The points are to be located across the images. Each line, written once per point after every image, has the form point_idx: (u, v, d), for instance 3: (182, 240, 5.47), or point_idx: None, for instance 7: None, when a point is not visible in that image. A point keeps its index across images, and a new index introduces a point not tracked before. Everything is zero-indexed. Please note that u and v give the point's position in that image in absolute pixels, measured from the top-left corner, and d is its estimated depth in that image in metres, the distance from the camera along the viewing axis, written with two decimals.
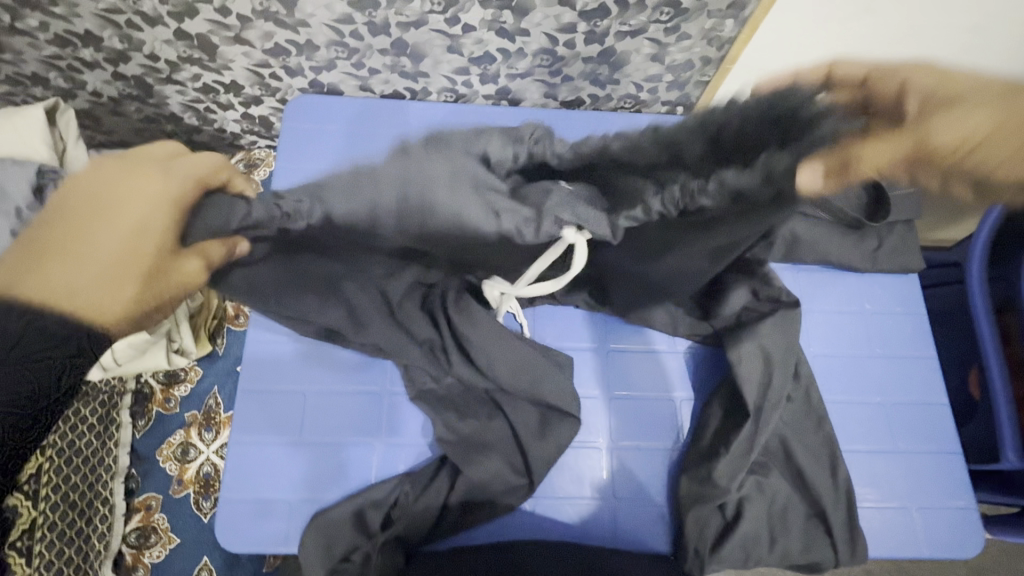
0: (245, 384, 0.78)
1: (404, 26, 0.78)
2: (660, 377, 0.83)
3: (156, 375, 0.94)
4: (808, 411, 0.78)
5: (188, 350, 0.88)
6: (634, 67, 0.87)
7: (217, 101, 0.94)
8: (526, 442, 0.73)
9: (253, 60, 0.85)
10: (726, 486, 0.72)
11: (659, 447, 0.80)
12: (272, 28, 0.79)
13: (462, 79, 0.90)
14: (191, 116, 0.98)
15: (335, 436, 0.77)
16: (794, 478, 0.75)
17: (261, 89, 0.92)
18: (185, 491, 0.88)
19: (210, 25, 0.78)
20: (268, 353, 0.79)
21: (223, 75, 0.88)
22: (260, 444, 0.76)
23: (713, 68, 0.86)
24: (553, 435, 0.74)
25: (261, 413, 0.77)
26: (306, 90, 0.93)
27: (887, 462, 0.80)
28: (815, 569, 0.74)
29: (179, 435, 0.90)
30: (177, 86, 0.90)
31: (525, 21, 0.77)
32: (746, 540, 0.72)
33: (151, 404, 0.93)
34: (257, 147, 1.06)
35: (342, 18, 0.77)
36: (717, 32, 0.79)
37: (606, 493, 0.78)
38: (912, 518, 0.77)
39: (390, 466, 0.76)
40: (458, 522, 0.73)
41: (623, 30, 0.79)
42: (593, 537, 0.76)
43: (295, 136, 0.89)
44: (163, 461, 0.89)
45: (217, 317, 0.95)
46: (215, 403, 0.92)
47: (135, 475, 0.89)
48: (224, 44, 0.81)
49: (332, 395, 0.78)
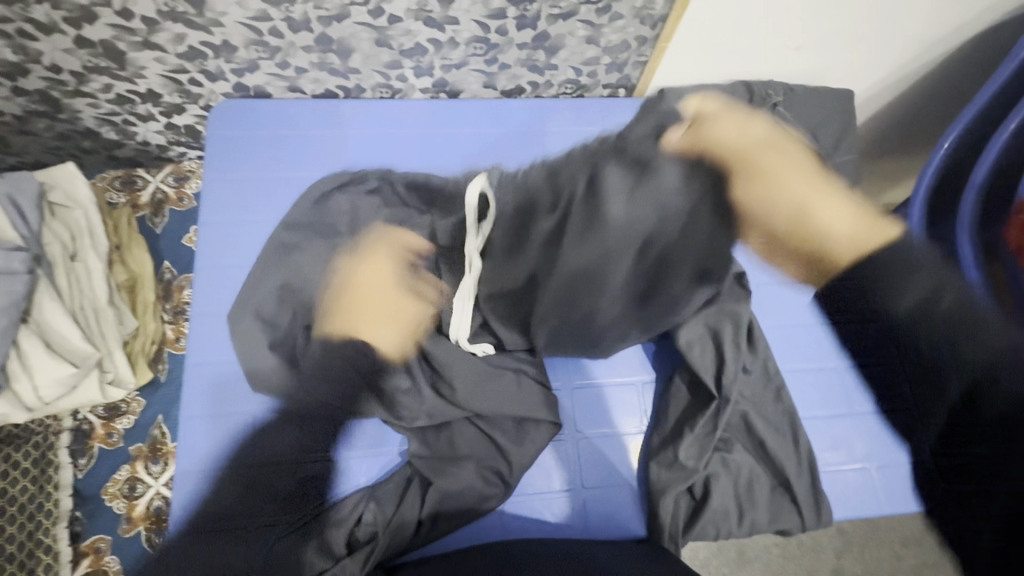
0: (190, 410, 0.74)
1: (326, 20, 0.75)
2: (621, 363, 0.83)
3: (96, 408, 0.87)
4: (767, 383, 0.79)
5: (124, 379, 0.82)
6: (571, 50, 0.85)
7: (135, 112, 0.88)
8: (506, 448, 0.73)
9: (168, 66, 0.79)
10: (693, 467, 0.73)
11: (624, 430, 0.79)
12: (183, 30, 0.74)
13: (396, 73, 0.87)
14: (109, 130, 0.91)
15: (290, 454, 0.73)
16: (757, 449, 0.76)
17: (182, 96, 0.86)
18: (136, 530, 0.82)
19: (114, 30, 0.72)
20: (212, 374, 0.75)
21: (137, 83, 0.82)
22: (210, 470, 0.72)
23: (649, 47, 0.86)
24: (530, 440, 0.74)
25: (208, 438, 0.73)
26: (232, 94, 0.88)
27: (846, 426, 0.81)
28: (782, 536, 0.75)
29: (125, 470, 0.85)
30: (87, 99, 0.83)
31: (452, 9, 0.75)
32: (716, 516, 0.73)
33: (92, 441, 0.86)
34: (187, 159, 0.99)
35: (258, 15, 0.73)
36: (649, 10, 0.78)
37: (576, 483, 0.77)
38: (873, 478, 0.79)
39: (352, 480, 0.74)
40: (428, 534, 0.70)
41: (554, 13, 0.77)
42: (566, 530, 0.75)
43: (224, 144, 0.85)
44: (110, 499, 0.83)
45: (155, 342, 0.89)
46: (162, 433, 0.87)
47: (80, 518, 0.82)
48: (133, 49, 0.76)
49: (283, 412, 0.75)
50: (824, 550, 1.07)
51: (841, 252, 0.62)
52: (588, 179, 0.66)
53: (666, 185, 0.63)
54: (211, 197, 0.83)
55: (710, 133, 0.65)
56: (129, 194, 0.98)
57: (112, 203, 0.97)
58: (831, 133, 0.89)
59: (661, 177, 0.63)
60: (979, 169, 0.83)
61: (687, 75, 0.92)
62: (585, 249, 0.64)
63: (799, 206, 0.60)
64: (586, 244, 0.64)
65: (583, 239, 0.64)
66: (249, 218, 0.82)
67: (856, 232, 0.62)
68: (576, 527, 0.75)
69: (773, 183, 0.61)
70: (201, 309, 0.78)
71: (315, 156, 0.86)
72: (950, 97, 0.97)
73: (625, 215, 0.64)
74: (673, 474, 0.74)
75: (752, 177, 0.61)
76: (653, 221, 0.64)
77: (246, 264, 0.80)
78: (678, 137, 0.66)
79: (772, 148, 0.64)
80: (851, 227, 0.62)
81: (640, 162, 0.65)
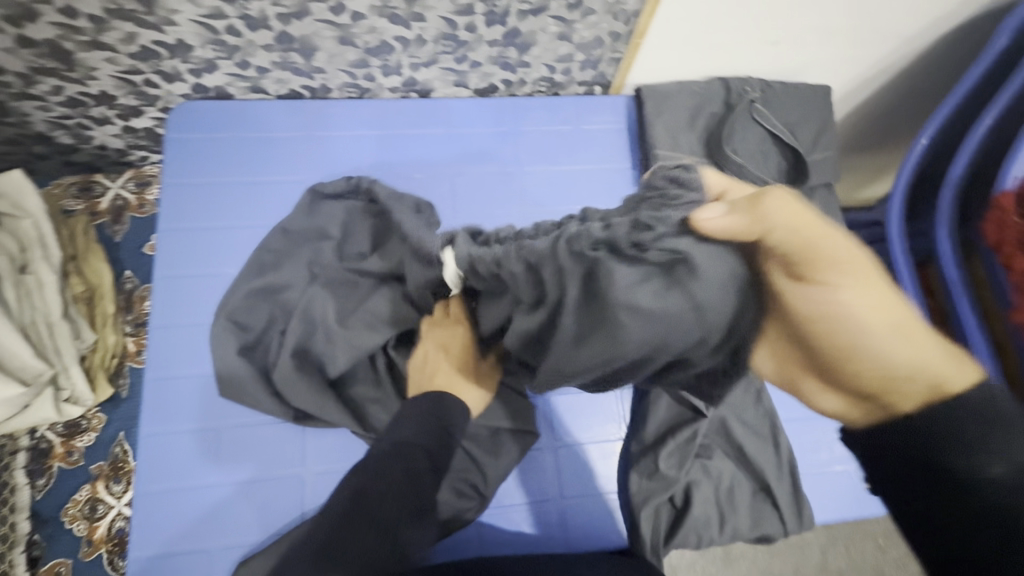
0: (150, 428, 0.71)
1: (285, 17, 0.71)
2: None
3: (54, 426, 0.83)
4: (747, 387, 0.77)
5: (82, 397, 0.79)
6: (543, 47, 0.83)
7: (89, 115, 0.84)
8: (480, 459, 0.71)
9: (121, 66, 0.76)
10: (673, 476, 0.71)
11: (602, 437, 0.78)
12: (134, 29, 0.70)
13: (363, 72, 0.84)
14: (63, 135, 0.86)
15: (255, 470, 0.70)
16: (737, 455, 0.75)
17: (138, 98, 0.82)
18: (97, 553, 0.79)
19: (58, 29, 0.68)
20: (172, 389, 0.72)
21: (89, 85, 0.78)
22: (171, 491, 0.69)
23: (623, 43, 0.84)
24: (505, 451, 0.72)
25: (169, 456, 0.70)
26: (191, 95, 0.84)
27: (827, 427, 0.80)
28: (764, 542, 0.73)
29: (85, 491, 0.81)
30: (36, 101, 0.79)
31: (418, 5, 0.72)
32: (697, 525, 0.71)
33: (50, 461, 0.82)
34: (148, 164, 0.96)
35: (212, 13, 0.69)
36: (622, 5, 0.76)
37: (554, 493, 0.75)
38: (854, 479, 0.78)
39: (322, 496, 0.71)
40: None
41: (524, 9, 0.75)
42: (545, 542, 0.73)
43: (183, 148, 0.81)
44: (70, 522, 0.80)
45: (115, 355, 0.86)
46: (123, 450, 0.84)
47: (39, 542, 0.79)
48: (81, 49, 0.72)
49: (249, 427, 0.72)
50: (809, 550, 1.07)
51: (901, 397, 0.44)
52: (585, 264, 0.47)
53: (702, 284, 0.43)
54: (167, 209, 0.79)
55: (773, 211, 0.44)
56: (87, 202, 0.94)
57: (69, 211, 0.93)
58: (809, 130, 0.88)
59: (695, 282, 0.43)
60: (958, 162, 0.81)
61: (663, 72, 0.90)
62: (586, 356, 0.47)
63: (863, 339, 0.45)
64: (588, 354, 0.47)
65: (579, 346, 0.47)
66: (209, 228, 0.79)
67: (939, 367, 0.44)
68: (555, 538, 0.73)
69: (853, 293, 0.45)
70: (160, 320, 0.75)
71: (280, 159, 0.83)
72: (927, 92, 0.97)
73: (643, 316, 0.44)
74: (654, 485, 0.72)
75: (821, 285, 0.44)
76: (670, 335, 0.44)
77: (207, 272, 0.77)
78: (718, 216, 0.44)
79: (831, 252, 0.45)
80: (910, 354, 0.45)
81: (673, 257, 0.44)
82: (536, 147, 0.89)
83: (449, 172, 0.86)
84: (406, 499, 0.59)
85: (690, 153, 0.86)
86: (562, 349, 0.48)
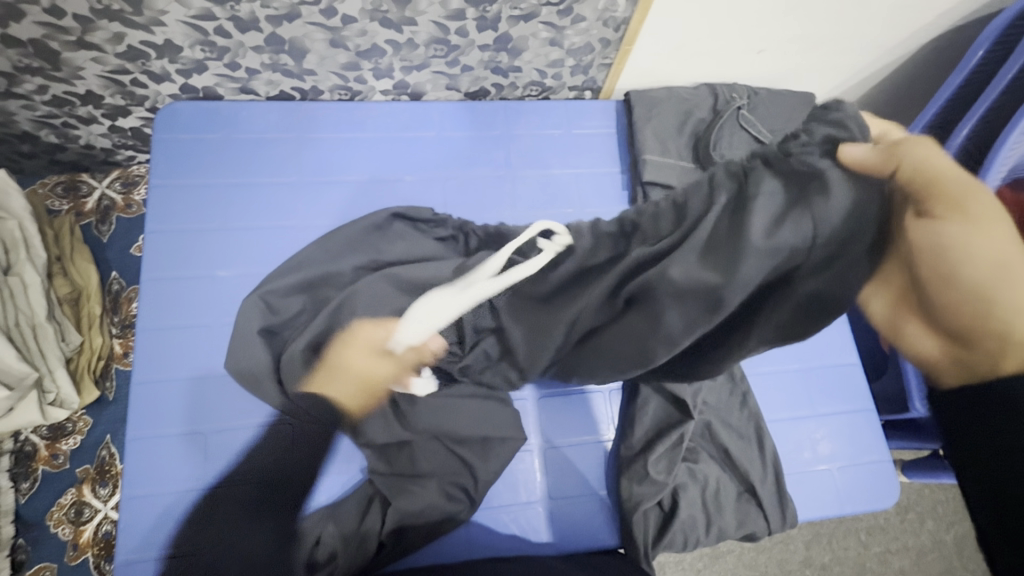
0: (140, 432, 0.70)
1: (274, 19, 0.71)
2: None
3: (39, 428, 0.83)
4: (732, 390, 0.79)
5: (69, 400, 0.78)
6: (534, 52, 0.84)
7: (75, 114, 0.83)
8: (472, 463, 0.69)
9: (107, 66, 0.75)
10: (663, 481, 0.72)
11: (591, 439, 0.79)
12: (121, 29, 0.70)
13: (354, 75, 0.84)
14: (49, 133, 0.85)
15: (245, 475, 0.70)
16: (721, 457, 0.77)
17: (125, 98, 0.82)
18: (83, 557, 0.78)
19: (44, 29, 0.68)
20: (164, 392, 0.72)
21: (75, 85, 0.77)
22: (159, 496, 0.68)
23: (613, 49, 0.85)
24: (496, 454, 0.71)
25: (157, 461, 0.69)
26: (180, 96, 0.83)
27: (809, 426, 0.82)
28: (750, 541, 0.75)
29: (71, 494, 0.80)
30: (21, 100, 0.78)
31: (409, 9, 0.72)
32: (685, 526, 0.72)
33: (36, 464, 0.81)
34: (136, 163, 0.95)
35: (201, 14, 0.69)
36: (612, 12, 0.77)
37: (544, 495, 0.76)
38: (835, 478, 0.80)
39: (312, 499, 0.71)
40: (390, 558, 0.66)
41: (515, 15, 0.75)
42: (533, 543, 0.73)
43: (171, 149, 0.81)
44: (55, 525, 0.79)
45: (102, 357, 0.85)
46: (110, 453, 0.83)
47: (23, 546, 0.78)
48: (67, 49, 0.71)
49: (236, 432, 0.72)
50: (791, 543, 1.09)
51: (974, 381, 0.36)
52: (736, 180, 0.45)
53: (834, 202, 0.39)
54: (155, 211, 0.79)
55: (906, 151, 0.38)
56: (73, 201, 0.93)
57: (54, 210, 0.92)
58: None
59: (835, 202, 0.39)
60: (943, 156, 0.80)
61: (652, 77, 0.91)
62: (701, 272, 0.43)
63: (957, 288, 0.33)
64: (699, 269, 0.43)
65: (702, 260, 0.44)
66: (198, 230, 0.78)
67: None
68: (543, 541, 0.74)
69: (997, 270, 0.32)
70: (148, 323, 0.74)
71: (270, 162, 0.83)
72: (907, 100, 0.99)
73: (768, 231, 0.41)
74: (644, 490, 0.73)
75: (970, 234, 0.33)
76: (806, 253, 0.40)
77: (196, 275, 0.77)
78: (866, 149, 0.40)
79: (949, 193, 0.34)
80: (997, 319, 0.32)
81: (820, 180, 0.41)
82: (527, 150, 0.90)
83: (441, 176, 0.86)
84: (290, 464, 0.70)
85: (678, 158, 0.87)
86: (680, 255, 0.45)
